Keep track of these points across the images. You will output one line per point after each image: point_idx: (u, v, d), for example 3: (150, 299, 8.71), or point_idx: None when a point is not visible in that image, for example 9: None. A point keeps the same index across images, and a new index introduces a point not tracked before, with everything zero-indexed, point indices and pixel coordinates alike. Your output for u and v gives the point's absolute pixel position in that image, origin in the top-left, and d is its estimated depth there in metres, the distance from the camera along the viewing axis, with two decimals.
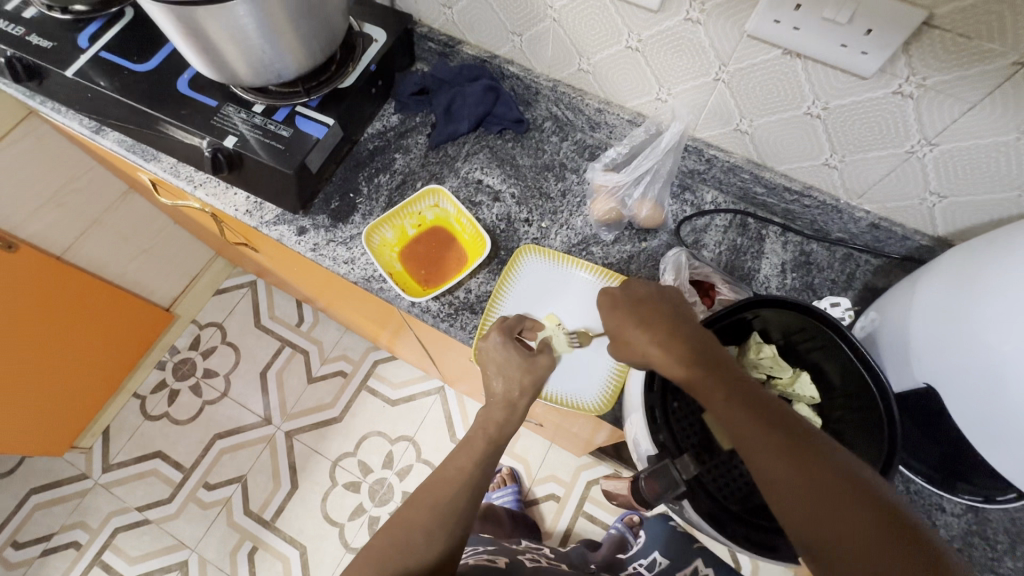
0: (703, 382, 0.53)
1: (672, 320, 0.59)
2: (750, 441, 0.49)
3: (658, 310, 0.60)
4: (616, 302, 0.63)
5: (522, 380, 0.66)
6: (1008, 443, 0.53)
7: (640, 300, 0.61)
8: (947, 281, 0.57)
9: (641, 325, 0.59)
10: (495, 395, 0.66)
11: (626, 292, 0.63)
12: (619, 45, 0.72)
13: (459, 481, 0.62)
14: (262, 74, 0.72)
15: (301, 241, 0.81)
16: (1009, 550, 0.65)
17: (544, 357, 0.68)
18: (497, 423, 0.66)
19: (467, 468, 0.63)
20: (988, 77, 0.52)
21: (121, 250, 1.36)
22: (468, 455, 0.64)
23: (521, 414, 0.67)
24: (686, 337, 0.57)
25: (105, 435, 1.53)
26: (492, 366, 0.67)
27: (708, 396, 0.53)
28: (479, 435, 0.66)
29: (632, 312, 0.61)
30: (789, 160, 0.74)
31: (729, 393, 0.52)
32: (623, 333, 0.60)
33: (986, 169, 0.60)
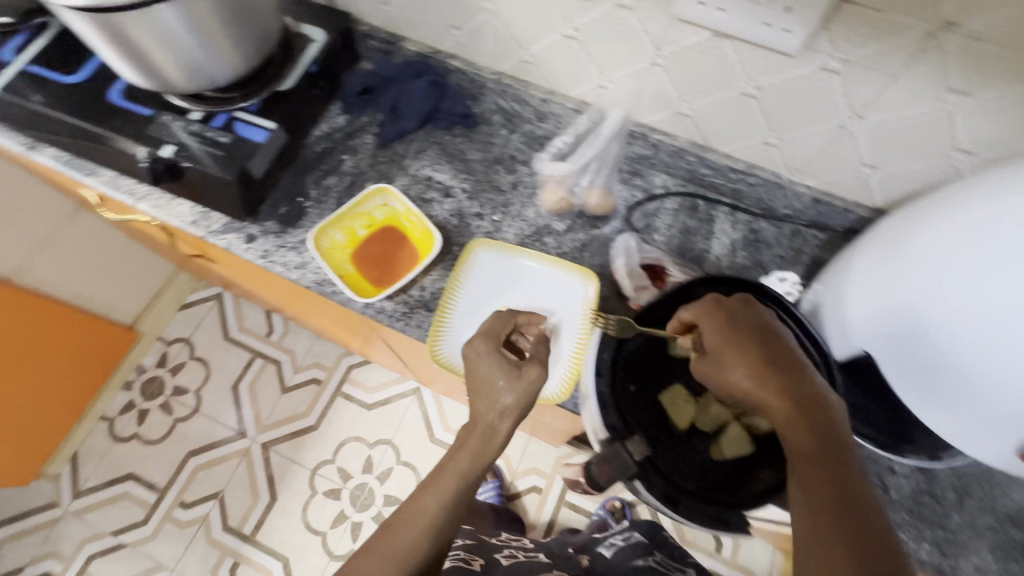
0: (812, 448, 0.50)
1: (795, 364, 0.54)
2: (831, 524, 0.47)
3: (781, 350, 0.55)
4: (736, 326, 0.56)
5: (505, 403, 0.63)
6: (942, 402, 0.55)
7: (764, 333, 0.56)
8: (879, 252, 0.59)
9: (761, 364, 0.53)
10: (477, 416, 0.64)
11: (751, 319, 0.56)
12: (556, 34, 0.72)
13: (423, 526, 0.58)
14: (195, 79, 0.70)
15: (250, 248, 0.80)
16: (956, 505, 0.68)
17: (532, 369, 0.65)
18: (471, 455, 0.63)
19: (433, 507, 0.60)
20: (904, 49, 0.54)
21: (76, 269, 1.32)
22: (437, 494, 0.61)
23: (499, 442, 0.64)
24: (806, 388, 0.52)
25: (73, 461, 1.49)
26: (477, 379, 0.65)
27: (809, 465, 0.50)
28: (450, 473, 0.62)
29: (753, 343, 0.55)
30: (730, 140, 0.75)
31: (834, 470, 0.49)
32: (726, 357, 0.55)
33: (913, 139, 0.62)
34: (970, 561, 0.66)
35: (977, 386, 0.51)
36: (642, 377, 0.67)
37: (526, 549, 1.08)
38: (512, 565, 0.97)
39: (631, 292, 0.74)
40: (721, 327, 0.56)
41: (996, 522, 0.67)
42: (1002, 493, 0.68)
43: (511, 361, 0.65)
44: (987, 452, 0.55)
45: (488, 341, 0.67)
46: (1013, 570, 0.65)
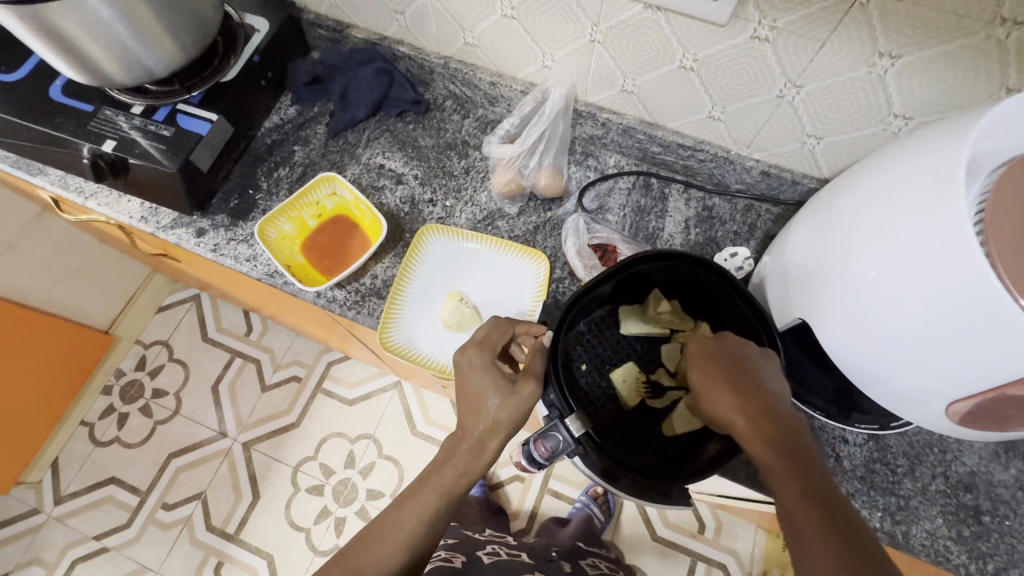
0: (783, 466, 0.49)
1: (764, 387, 0.53)
2: (805, 537, 0.45)
3: (753, 376, 0.54)
4: (711, 358, 0.56)
5: (494, 419, 0.60)
6: (877, 368, 0.55)
7: (734, 362, 0.55)
8: (818, 221, 0.59)
9: (731, 390, 0.53)
10: (467, 431, 0.62)
11: (724, 350, 0.56)
12: (495, 14, 0.71)
13: (399, 541, 0.59)
14: (131, 72, 0.68)
15: (200, 242, 0.79)
16: (909, 472, 0.68)
17: (528, 384, 0.60)
18: (454, 473, 0.62)
19: (410, 522, 0.60)
20: (829, 13, 0.53)
21: (43, 274, 1.30)
22: (417, 509, 0.61)
23: (487, 459, 0.62)
24: (771, 409, 0.52)
25: (54, 468, 1.48)
26: (468, 391, 0.63)
27: (780, 484, 0.48)
28: (431, 489, 0.62)
29: (725, 371, 0.54)
30: (676, 116, 0.74)
31: (805, 484, 0.47)
32: (702, 386, 0.55)
33: (851, 106, 0.62)
34: (923, 526, 0.66)
35: (910, 345, 0.50)
36: (592, 356, 0.67)
37: (508, 547, 1.08)
38: (493, 566, 0.95)
39: (581, 271, 0.74)
40: (695, 362, 0.57)
41: (948, 487, 0.67)
42: (954, 459, 0.68)
43: (506, 375, 0.62)
44: (923, 414, 0.56)
45: (483, 352, 0.64)
46: (965, 534, 0.65)
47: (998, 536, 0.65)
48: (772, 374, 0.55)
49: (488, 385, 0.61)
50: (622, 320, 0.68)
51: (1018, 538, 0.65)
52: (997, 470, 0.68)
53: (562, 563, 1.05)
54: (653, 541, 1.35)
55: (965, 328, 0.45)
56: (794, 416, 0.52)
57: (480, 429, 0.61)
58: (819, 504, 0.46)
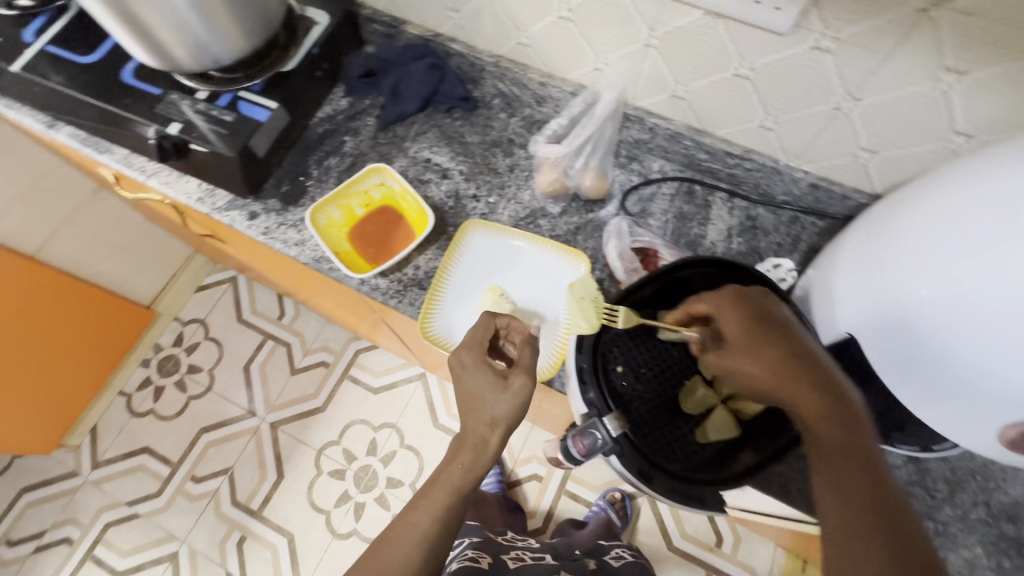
0: (829, 436, 0.50)
1: (807, 354, 0.52)
2: (842, 502, 0.48)
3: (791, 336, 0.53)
4: (754, 321, 0.54)
5: (493, 414, 0.64)
6: (922, 386, 0.54)
7: (775, 326, 0.54)
8: (868, 235, 0.59)
9: (779, 359, 0.52)
10: (466, 431, 0.64)
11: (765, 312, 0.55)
12: (552, 16, 0.73)
13: (415, 544, 0.59)
14: (198, 58, 0.72)
15: (252, 225, 0.82)
16: (948, 498, 0.67)
17: (518, 377, 0.65)
18: (461, 470, 0.63)
19: (425, 524, 0.60)
20: (896, 26, 0.53)
21: (95, 248, 1.36)
22: (430, 508, 0.61)
23: (490, 455, 0.64)
24: (818, 377, 0.51)
25: (93, 433, 1.55)
26: (464, 390, 0.66)
27: (824, 452, 0.50)
28: (442, 487, 0.62)
29: (768, 339, 0.53)
30: (726, 124, 0.74)
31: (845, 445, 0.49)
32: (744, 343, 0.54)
33: (909, 122, 0.61)
34: (960, 554, 0.65)
35: (959, 366, 0.50)
36: (629, 359, 0.64)
37: (531, 550, 1.08)
38: (519, 568, 0.96)
39: (621, 274, 0.75)
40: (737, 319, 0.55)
41: (988, 516, 0.66)
42: (997, 488, 0.67)
43: (495, 373, 0.66)
44: (971, 437, 0.55)
45: (472, 351, 0.68)
46: (1005, 565, 0.64)
47: None
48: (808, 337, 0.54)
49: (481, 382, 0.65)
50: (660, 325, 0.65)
51: None
52: None
53: (586, 560, 1.07)
54: (670, 551, 1.34)
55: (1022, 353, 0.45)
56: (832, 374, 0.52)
57: (479, 426, 0.64)
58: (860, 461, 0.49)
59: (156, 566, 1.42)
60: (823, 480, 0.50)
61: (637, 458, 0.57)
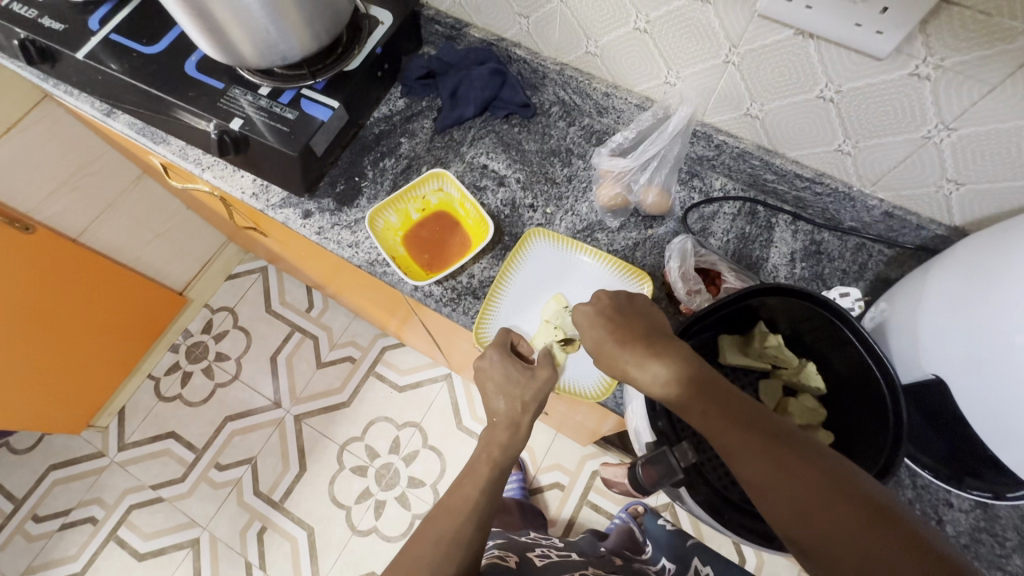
0: (690, 399, 0.52)
1: (650, 331, 0.57)
2: (740, 454, 0.49)
3: (632, 323, 0.58)
4: (602, 312, 0.60)
5: (524, 398, 0.67)
6: (1010, 436, 0.52)
7: (613, 315, 0.60)
8: (957, 271, 0.56)
9: (624, 344, 0.57)
10: (500, 416, 0.67)
11: (604, 306, 0.61)
12: (627, 27, 0.71)
13: (463, 516, 0.60)
14: (267, 55, 0.71)
15: (306, 224, 0.82)
16: (1018, 548, 0.64)
17: (545, 368, 0.68)
18: (500, 446, 0.66)
19: (473, 497, 0.62)
20: (1010, 57, 0.50)
21: (135, 234, 1.37)
22: (473, 484, 0.64)
23: (523, 434, 0.67)
24: (662, 351, 0.55)
25: (120, 415, 1.56)
26: (495, 384, 0.68)
27: (696, 415, 0.52)
28: (484, 462, 0.65)
29: (619, 326, 0.59)
30: (800, 146, 0.72)
31: (710, 410, 0.51)
32: (604, 343, 0.58)
33: (1005, 154, 0.58)
34: None
35: None
36: None
37: (557, 548, 1.06)
38: (547, 565, 0.93)
39: (683, 295, 0.72)
40: (591, 323, 0.60)
41: None
42: None
43: (522, 365, 0.68)
44: None
45: (499, 349, 0.69)
46: None
47: None
48: (648, 318, 0.60)
49: (505, 387, 0.68)
50: (723, 350, 0.67)
51: None
52: None
53: (612, 558, 1.06)
54: None
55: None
56: (674, 341, 0.56)
57: (513, 409, 0.67)
58: (736, 420, 0.50)
59: (177, 552, 1.43)
60: (717, 442, 0.50)
61: (706, 491, 0.56)
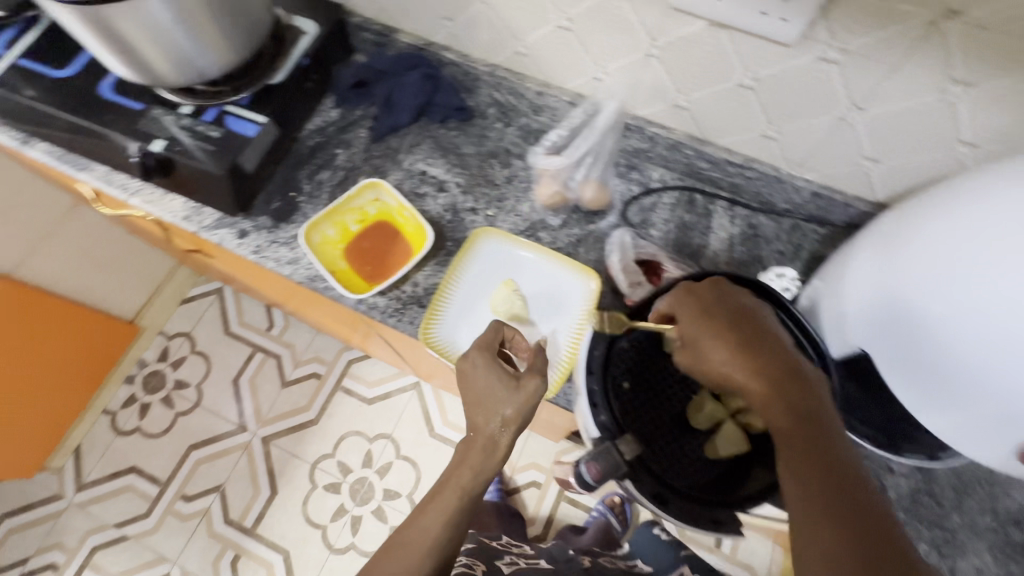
0: (785, 421, 0.50)
1: (771, 346, 0.53)
2: (808, 489, 0.47)
3: (747, 327, 0.54)
4: (707, 310, 0.55)
5: (504, 414, 0.63)
6: (936, 402, 0.54)
7: (733, 311, 0.55)
8: (875, 246, 0.58)
9: (736, 348, 0.52)
10: (476, 431, 0.63)
11: (721, 299, 0.56)
12: (550, 25, 0.71)
13: (424, 549, 0.57)
14: (185, 73, 0.69)
15: (242, 244, 0.79)
16: (955, 505, 0.67)
17: (532, 378, 0.64)
18: (472, 469, 0.62)
19: (436, 527, 0.59)
20: (905, 37, 0.52)
21: (75, 265, 1.32)
22: (439, 512, 0.60)
23: (501, 455, 0.63)
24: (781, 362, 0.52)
25: (76, 455, 1.49)
26: (476, 393, 0.64)
27: (782, 439, 0.50)
28: (452, 489, 0.61)
29: (730, 326, 0.54)
30: (728, 133, 0.73)
31: (803, 440, 0.49)
32: (703, 342, 0.54)
33: (915, 130, 0.60)
34: (969, 561, 0.65)
35: (975, 380, 0.49)
36: (636, 375, 0.65)
37: (525, 556, 1.05)
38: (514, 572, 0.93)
39: (625, 288, 0.73)
40: (688, 316, 0.56)
41: (996, 523, 0.66)
42: (1003, 493, 0.67)
43: (509, 372, 0.65)
44: (982, 453, 0.54)
45: (484, 352, 0.67)
46: (1013, 571, 0.64)
47: None
48: (769, 324, 0.55)
49: (488, 393, 0.63)
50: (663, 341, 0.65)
51: None
52: None
53: (582, 558, 1.05)
54: None
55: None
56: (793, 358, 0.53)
57: (491, 425, 0.63)
58: (819, 456, 0.48)
59: None
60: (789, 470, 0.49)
61: (651, 483, 0.58)
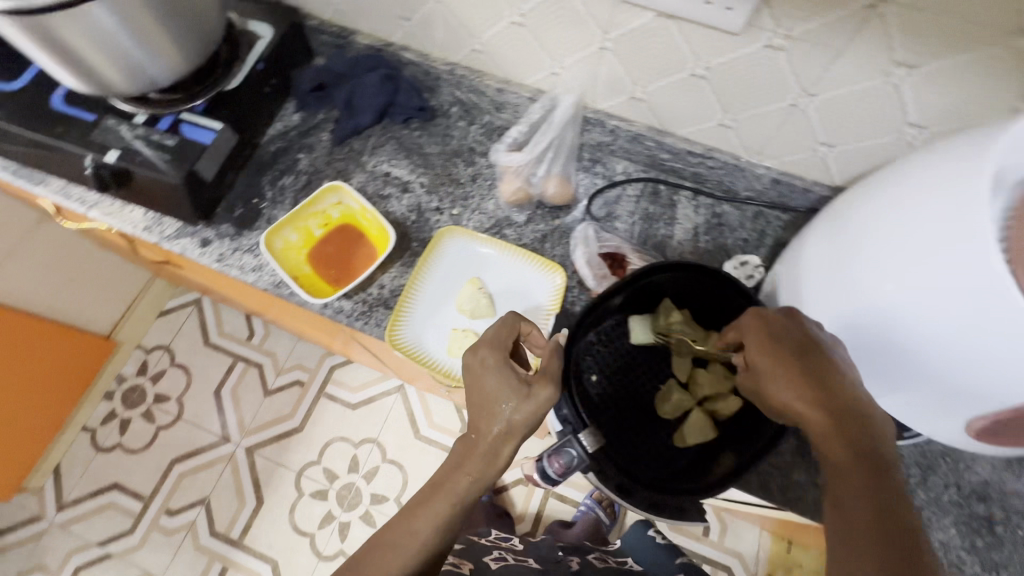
0: (844, 460, 0.47)
1: (839, 382, 0.49)
2: (857, 532, 0.44)
3: (816, 360, 0.51)
4: (776, 340, 0.52)
5: (508, 423, 0.57)
6: (892, 382, 0.53)
7: (807, 348, 0.51)
8: (829, 227, 0.57)
9: (799, 381, 0.50)
10: (480, 436, 0.58)
11: (796, 332, 0.52)
12: (503, 21, 0.71)
13: (410, 554, 0.56)
14: (135, 81, 0.68)
15: (204, 253, 0.78)
16: (921, 482, 0.68)
17: (544, 388, 0.58)
18: (468, 478, 0.58)
19: (422, 532, 0.57)
20: (846, 22, 0.53)
21: (45, 281, 1.29)
22: (430, 517, 0.57)
23: (502, 464, 0.59)
24: (848, 400, 0.49)
25: (55, 474, 1.46)
26: (481, 393, 0.59)
27: (842, 480, 0.47)
28: (444, 498, 0.58)
29: (798, 358, 0.51)
30: (687, 123, 0.73)
31: (865, 483, 0.46)
32: (765, 370, 0.52)
33: (864, 113, 0.61)
34: (936, 537, 0.65)
35: (929, 359, 0.48)
36: (603, 366, 0.67)
37: (515, 551, 1.05)
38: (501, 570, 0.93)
39: (592, 281, 0.74)
40: (755, 343, 0.53)
41: (960, 498, 0.67)
42: (966, 468, 0.68)
43: (521, 375, 0.59)
44: (938, 427, 0.55)
45: (495, 351, 0.60)
46: (979, 545, 0.65)
47: (1011, 546, 0.65)
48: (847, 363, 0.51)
49: (496, 396, 0.58)
50: (632, 327, 0.67)
51: None
52: (1010, 480, 0.67)
53: (569, 561, 1.04)
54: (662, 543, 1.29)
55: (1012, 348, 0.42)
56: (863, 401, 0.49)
57: (494, 432, 0.58)
58: (877, 503, 0.45)
59: None
60: (839, 510, 0.46)
61: (615, 472, 0.58)
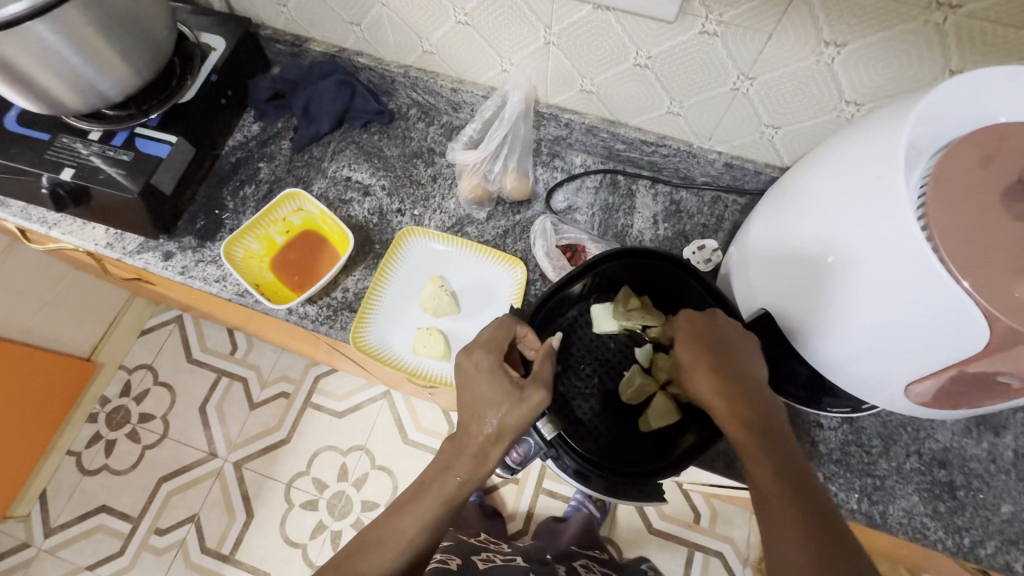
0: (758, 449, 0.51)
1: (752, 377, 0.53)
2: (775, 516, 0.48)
3: (734, 359, 0.54)
4: (700, 341, 0.56)
5: (495, 427, 0.56)
6: (834, 355, 0.54)
7: (725, 347, 0.54)
8: (780, 200, 0.58)
9: (721, 378, 0.53)
10: (470, 437, 0.58)
11: (714, 333, 0.55)
12: (449, 22, 0.72)
13: (400, 548, 0.58)
14: (86, 98, 0.67)
15: (167, 266, 0.79)
16: (883, 452, 0.69)
17: (537, 391, 0.57)
18: (456, 477, 0.58)
19: (411, 529, 0.58)
20: (773, 6, 0.54)
21: (19, 306, 1.28)
22: (420, 515, 0.58)
23: (492, 466, 0.58)
24: (758, 393, 0.53)
25: (41, 500, 1.45)
26: (472, 395, 0.58)
27: (759, 470, 0.50)
28: (433, 496, 0.58)
29: (722, 356, 0.54)
30: (637, 113, 0.75)
31: (776, 468, 0.50)
32: (690, 368, 0.55)
33: (804, 92, 0.62)
34: (899, 506, 0.66)
35: (862, 328, 0.49)
36: (564, 357, 0.67)
37: (503, 552, 1.05)
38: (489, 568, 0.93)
39: (551, 272, 0.75)
40: (682, 341, 0.57)
41: (922, 465, 0.68)
42: (927, 436, 0.69)
43: (513, 377, 0.58)
44: (886, 398, 0.55)
45: (490, 354, 0.59)
46: (941, 510, 0.66)
47: (973, 509, 0.66)
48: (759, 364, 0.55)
49: (486, 399, 0.57)
50: (595, 320, 0.68)
51: (992, 510, 0.66)
52: (969, 445, 0.69)
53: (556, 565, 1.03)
54: (651, 534, 1.29)
55: (932, 314, 0.43)
56: (768, 393, 0.54)
57: (482, 435, 0.57)
58: (789, 484, 0.49)
59: None
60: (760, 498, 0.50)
61: (572, 459, 0.60)
